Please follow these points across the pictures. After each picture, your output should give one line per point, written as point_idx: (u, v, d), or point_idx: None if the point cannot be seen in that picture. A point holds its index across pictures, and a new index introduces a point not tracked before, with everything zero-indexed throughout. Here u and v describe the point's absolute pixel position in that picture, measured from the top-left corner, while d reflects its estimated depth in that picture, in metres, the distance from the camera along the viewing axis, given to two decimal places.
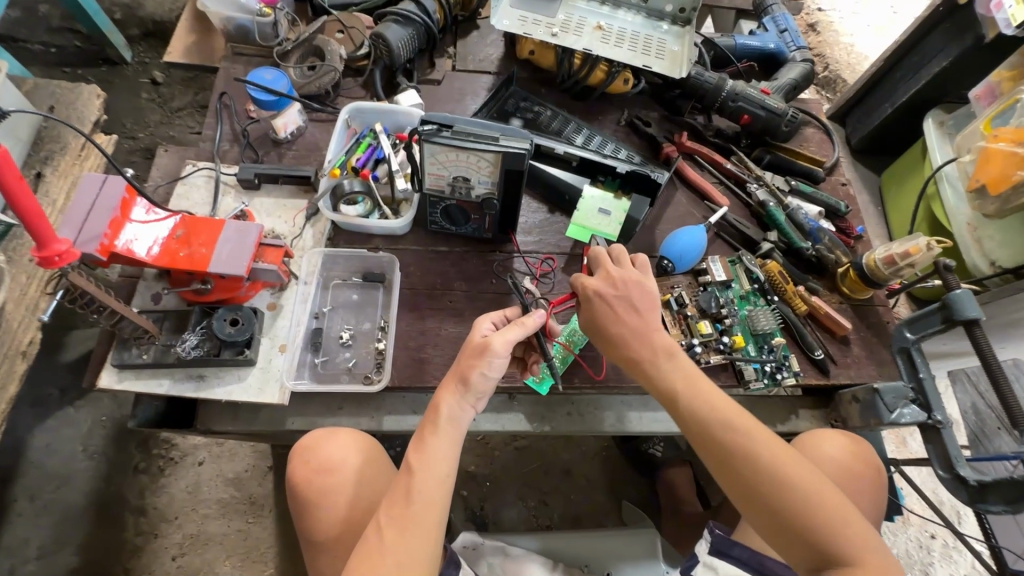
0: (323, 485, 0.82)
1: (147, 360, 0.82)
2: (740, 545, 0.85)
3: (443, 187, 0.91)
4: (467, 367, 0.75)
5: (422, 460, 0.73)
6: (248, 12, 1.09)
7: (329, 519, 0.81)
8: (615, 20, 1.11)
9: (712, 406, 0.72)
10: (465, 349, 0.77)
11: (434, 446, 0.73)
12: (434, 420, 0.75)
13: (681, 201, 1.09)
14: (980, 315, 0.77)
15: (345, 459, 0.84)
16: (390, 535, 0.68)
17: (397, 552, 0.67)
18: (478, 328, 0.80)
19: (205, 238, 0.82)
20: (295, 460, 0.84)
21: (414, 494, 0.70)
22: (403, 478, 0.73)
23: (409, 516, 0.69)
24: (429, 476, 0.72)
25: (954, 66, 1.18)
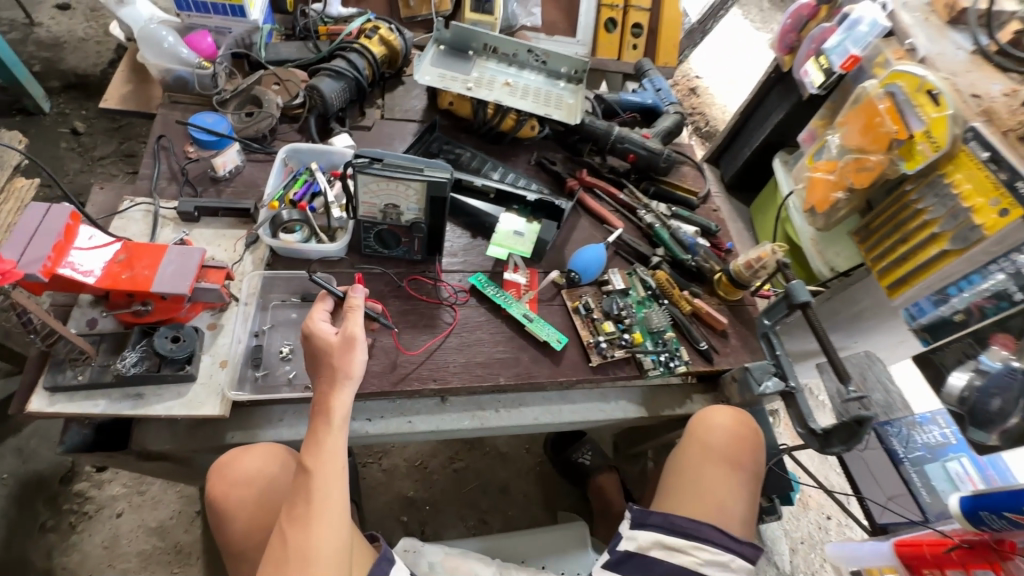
0: (238, 497, 0.86)
1: (81, 382, 0.84)
2: (654, 513, 0.93)
3: (376, 213, 1.03)
4: (343, 363, 0.84)
5: (317, 459, 0.77)
6: (188, 65, 1.19)
7: (245, 523, 0.85)
8: (520, 79, 1.32)
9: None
10: (326, 351, 0.84)
11: (330, 444, 0.78)
12: (326, 417, 0.80)
13: (585, 225, 1.28)
14: (811, 299, 0.99)
15: (258, 470, 0.87)
16: (295, 535, 0.72)
17: (302, 548, 0.71)
18: (318, 321, 0.88)
19: (148, 261, 0.88)
20: (213, 476, 0.87)
21: (312, 493, 0.75)
22: (301, 479, 0.76)
23: (318, 513, 0.73)
24: (327, 472, 0.76)
25: (788, 118, 1.50)
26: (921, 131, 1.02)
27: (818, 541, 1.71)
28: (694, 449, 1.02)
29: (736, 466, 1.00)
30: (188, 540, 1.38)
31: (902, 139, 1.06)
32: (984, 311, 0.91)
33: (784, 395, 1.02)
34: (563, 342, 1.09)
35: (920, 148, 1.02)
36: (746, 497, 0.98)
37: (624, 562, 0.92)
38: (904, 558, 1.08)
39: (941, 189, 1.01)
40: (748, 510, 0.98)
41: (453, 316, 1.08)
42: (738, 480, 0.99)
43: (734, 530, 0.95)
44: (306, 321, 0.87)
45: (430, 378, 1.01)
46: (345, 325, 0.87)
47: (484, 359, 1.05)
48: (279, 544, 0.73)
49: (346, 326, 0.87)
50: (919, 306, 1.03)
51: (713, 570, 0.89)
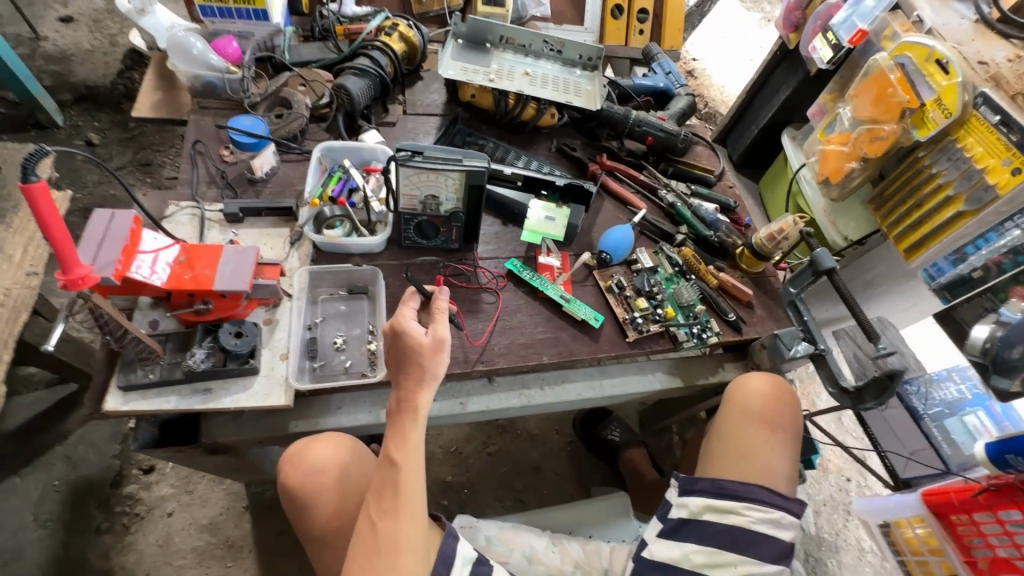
0: (313, 486, 0.91)
1: (153, 379, 0.87)
2: (701, 480, 0.99)
3: (416, 205, 1.06)
4: (430, 363, 0.93)
5: (403, 454, 0.89)
6: (216, 70, 1.22)
7: (321, 509, 0.91)
8: (538, 68, 1.35)
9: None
10: (418, 351, 0.92)
11: (412, 441, 0.90)
12: (412, 416, 0.91)
13: (609, 208, 1.32)
14: (836, 266, 1.04)
15: (328, 456, 0.92)
16: (384, 523, 0.85)
17: (391, 535, 0.84)
18: (406, 319, 0.95)
19: (207, 261, 0.91)
20: (286, 466, 0.93)
21: (400, 487, 0.87)
22: (388, 471, 0.88)
23: (405, 507, 0.86)
24: (411, 468, 0.89)
25: (796, 94, 1.54)
26: (933, 99, 1.07)
27: (841, 503, 1.77)
28: (733, 416, 1.07)
29: (774, 428, 1.05)
30: (239, 534, 1.42)
31: (913, 108, 1.11)
32: (1001, 267, 0.97)
33: (815, 358, 1.07)
34: (600, 320, 1.14)
35: (932, 115, 1.07)
36: (787, 456, 1.04)
37: (680, 528, 0.98)
38: (932, 506, 1.14)
39: (953, 154, 1.06)
40: (792, 468, 1.03)
41: (494, 301, 1.13)
42: (778, 440, 1.05)
43: (780, 489, 1.00)
44: (395, 320, 0.94)
45: (477, 361, 1.05)
46: (432, 328, 0.96)
47: (526, 340, 1.10)
48: (368, 529, 0.86)
49: (434, 329, 0.95)
50: (938, 267, 1.10)
51: (765, 527, 0.95)
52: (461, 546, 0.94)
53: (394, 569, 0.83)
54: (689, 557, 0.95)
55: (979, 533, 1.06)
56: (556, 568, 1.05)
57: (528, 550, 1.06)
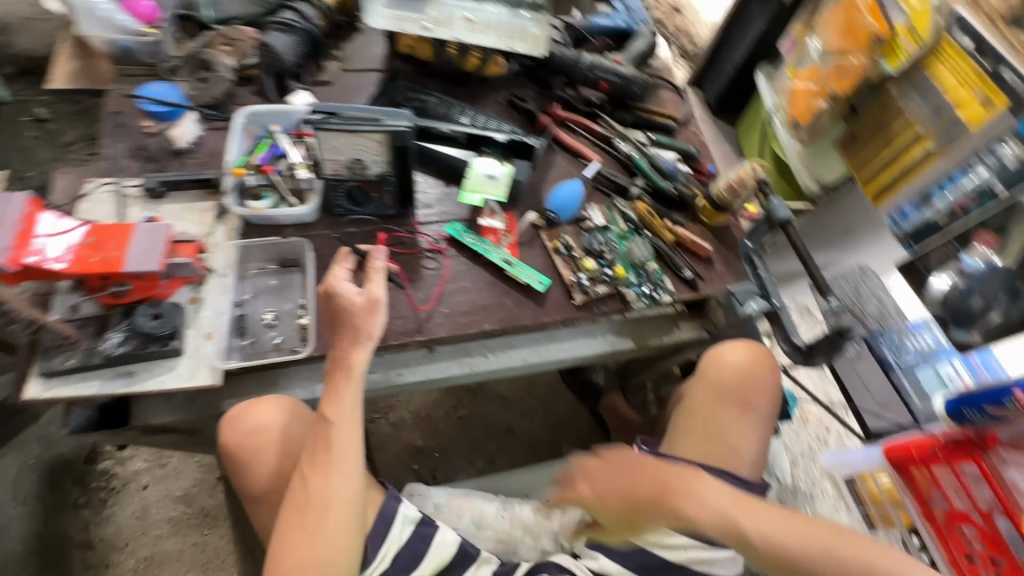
0: (253, 444, 0.89)
1: (72, 365, 0.86)
2: (663, 456, 0.99)
3: (341, 170, 1.00)
4: (362, 324, 0.88)
5: (336, 412, 0.85)
6: (129, 32, 1.15)
7: (261, 474, 0.90)
8: (480, 11, 1.24)
9: (727, 500, 0.79)
10: (350, 311, 0.88)
11: (343, 397, 0.86)
12: (345, 373, 0.87)
13: (561, 162, 1.24)
14: (791, 217, 0.98)
15: (271, 424, 0.89)
16: (315, 478, 0.82)
17: (322, 491, 0.82)
18: (338, 281, 0.91)
19: (117, 242, 0.87)
20: (224, 426, 0.89)
21: (333, 444, 0.84)
22: (321, 428, 0.85)
23: (337, 462, 0.83)
24: (345, 424, 0.85)
25: (771, 26, 1.42)
26: (905, 26, 0.96)
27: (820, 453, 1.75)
28: (706, 389, 1.06)
29: (744, 408, 1.05)
30: (213, 504, 1.45)
31: (884, 37, 1.00)
32: (967, 211, 0.92)
33: (770, 315, 1.03)
34: (545, 284, 1.09)
35: (904, 43, 0.97)
36: (757, 434, 1.04)
37: None
38: (895, 461, 1.09)
39: (926, 87, 0.96)
40: (759, 453, 1.04)
41: (436, 267, 1.08)
42: (747, 421, 1.04)
43: (743, 472, 1.01)
44: (327, 281, 0.90)
45: (415, 331, 1.02)
46: (367, 287, 0.91)
47: (467, 307, 1.06)
48: (300, 485, 0.83)
49: (370, 287, 0.90)
50: (901, 211, 1.03)
51: None
52: (403, 508, 0.93)
53: (324, 525, 0.80)
54: (642, 533, 0.96)
55: (937, 486, 1.03)
56: (505, 533, 1.06)
57: (476, 516, 1.06)
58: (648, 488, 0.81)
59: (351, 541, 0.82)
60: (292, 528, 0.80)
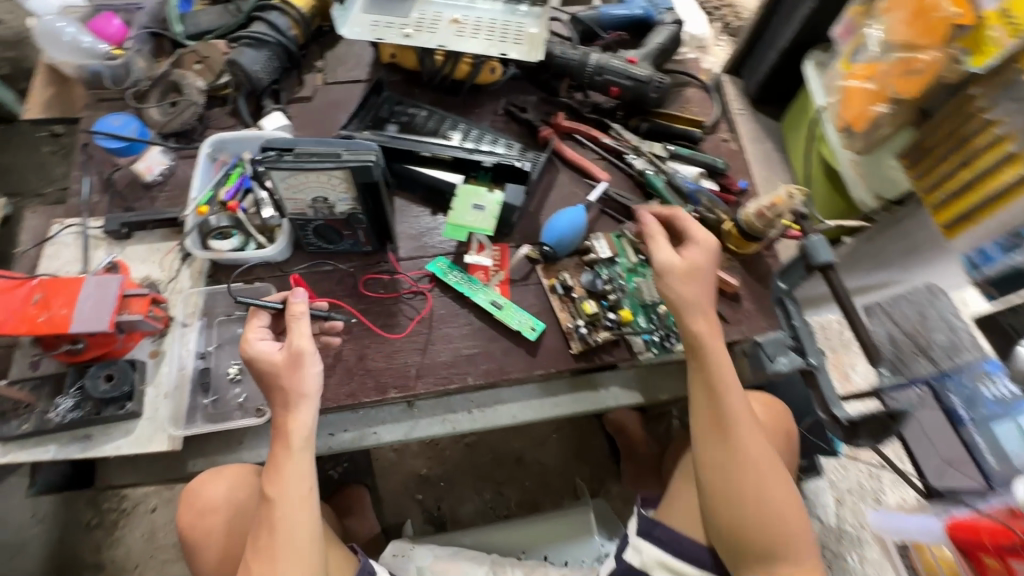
0: (205, 526, 0.84)
1: (27, 430, 0.81)
2: (661, 525, 0.85)
3: (306, 209, 0.90)
4: (289, 386, 0.79)
5: (280, 489, 0.76)
6: (97, 57, 1.07)
7: (218, 559, 0.84)
8: (471, 11, 1.09)
9: (724, 361, 0.81)
10: (274, 373, 0.78)
11: (286, 471, 0.76)
12: (285, 443, 0.78)
13: (564, 182, 1.10)
14: (834, 260, 0.79)
15: (226, 497, 0.84)
16: (260, 567, 0.72)
17: None
18: (260, 342, 0.81)
19: (65, 298, 0.81)
20: (181, 504, 0.85)
21: (277, 525, 0.74)
22: (264, 509, 0.76)
23: (281, 546, 0.73)
24: (290, 502, 0.76)
25: (821, 7, 1.18)
26: (996, 10, 0.78)
27: (871, 492, 1.55)
28: None
29: None
30: None
31: (966, 26, 0.81)
32: None
33: (803, 375, 0.85)
34: (538, 330, 0.96)
35: (993, 34, 0.78)
36: None
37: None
38: (959, 541, 0.93)
39: (1022, 91, 0.80)
40: None
41: (418, 309, 0.98)
42: None
43: None
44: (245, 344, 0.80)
45: (391, 387, 0.92)
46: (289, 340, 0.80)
47: (449, 357, 0.95)
48: None
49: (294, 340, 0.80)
50: (984, 254, 0.90)
51: None
52: None
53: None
54: None
55: None
56: None
57: None
58: (698, 294, 0.83)
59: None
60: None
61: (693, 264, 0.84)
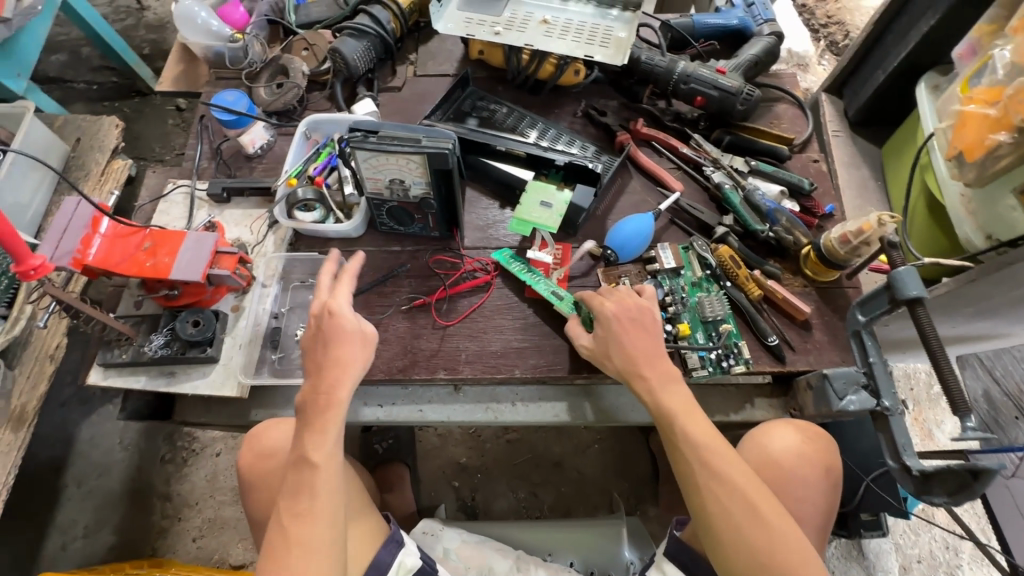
0: (264, 468, 0.88)
1: (124, 359, 0.92)
2: (688, 551, 0.86)
3: (382, 189, 0.95)
4: (344, 354, 0.77)
5: (323, 453, 0.72)
6: (221, 38, 1.19)
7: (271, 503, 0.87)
8: (562, 13, 1.11)
9: (673, 407, 0.79)
10: (340, 335, 0.77)
11: (327, 435, 0.73)
12: (335, 410, 0.75)
13: (635, 188, 1.08)
14: (924, 295, 0.72)
15: (283, 446, 0.88)
16: (294, 529, 0.68)
17: (303, 543, 0.67)
18: (340, 298, 0.80)
19: (169, 248, 0.91)
20: (245, 446, 0.90)
21: (319, 489, 0.70)
22: (302, 472, 0.71)
23: (301, 507, 0.69)
24: (332, 468, 0.72)
25: (945, 24, 1.08)
26: None
27: (944, 565, 1.39)
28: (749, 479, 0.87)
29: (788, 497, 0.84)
30: None
31: None
32: None
33: (873, 417, 0.79)
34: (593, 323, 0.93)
35: None
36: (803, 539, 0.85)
37: None
38: None
39: None
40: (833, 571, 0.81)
41: (473, 303, 0.99)
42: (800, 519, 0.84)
43: None
44: (327, 302, 0.80)
45: (441, 368, 0.95)
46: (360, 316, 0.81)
47: (499, 348, 0.96)
48: (275, 537, 0.68)
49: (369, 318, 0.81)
50: None
51: None
52: (400, 557, 0.89)
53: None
54: None
55: None
56: None
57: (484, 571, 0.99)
58: (626, 339, 0.83)
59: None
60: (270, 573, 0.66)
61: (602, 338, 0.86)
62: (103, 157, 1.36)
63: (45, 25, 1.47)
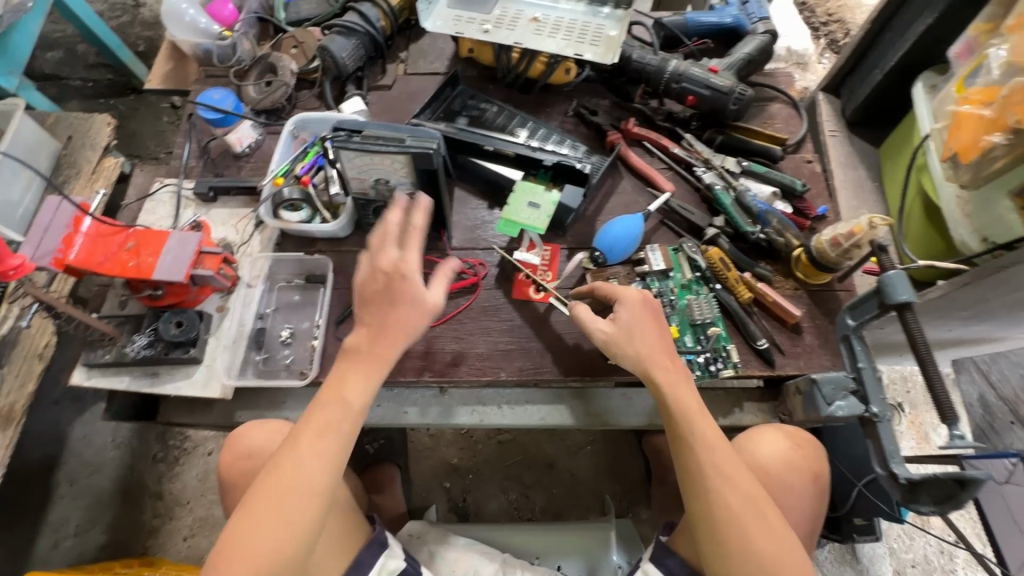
0: (245, 470, 0.87)
1: (108, 360, 0.92)
2: (673, 557, 0.85)
3: (368, 189, 0.94)
4: (403, 318, 0.76)
5: (352, 395, 0.74)
6: (210, 36, 1.18)
7: None
8: (553, 11, 1.09)
9: (688, 400, 0.78)
10: (408, 299, 0.77)
11: (362, 380, 0.74)
12: (380, 364, 0.75)
13: (625, 189, 1.07)
14: (913, 300, 0.71)
15: (265, 448, 0.87)
16: (304, 458, 0.69)
17: (305, 480, 0.68)
18: (408, 260, 0.78)
19: (152, 248, 0.90)
20: (227, 447, 0.90)
21: (338, 426, 0.72)
22: (330, 406, 0.73)
23: (310, 442, 0.70)
24: (353, 410, 0.73)
25: (942, 22, 1.07)
26: None
27: (939, 570, 1.37)
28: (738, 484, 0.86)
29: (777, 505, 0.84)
30: None
31: None
32: None
33: (862, 423, 0.77)
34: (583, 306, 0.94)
35: None
36: None
37: None
38: None
39: None
40: None
41: (460, 304, 0.98)
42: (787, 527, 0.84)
43: None
44: (401, 263, 0.77)
45: (426, 370, 0.94)
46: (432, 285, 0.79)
47: (485, 350, 0.95)
48: (283, 455, 0.70)
49: (435, 289, 0.79)
50: None
51: None
52: (383, 560, 0.88)
53: (291, 509, 0.67)
54: None
55: None
56: None
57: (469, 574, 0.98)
58: (647, 334, 0.81)
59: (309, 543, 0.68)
60: (264, 502, 0.67)
61: (621, 328, 0.82)
62: (93, 155, 1.35)
63: (37, 22, 1.46)
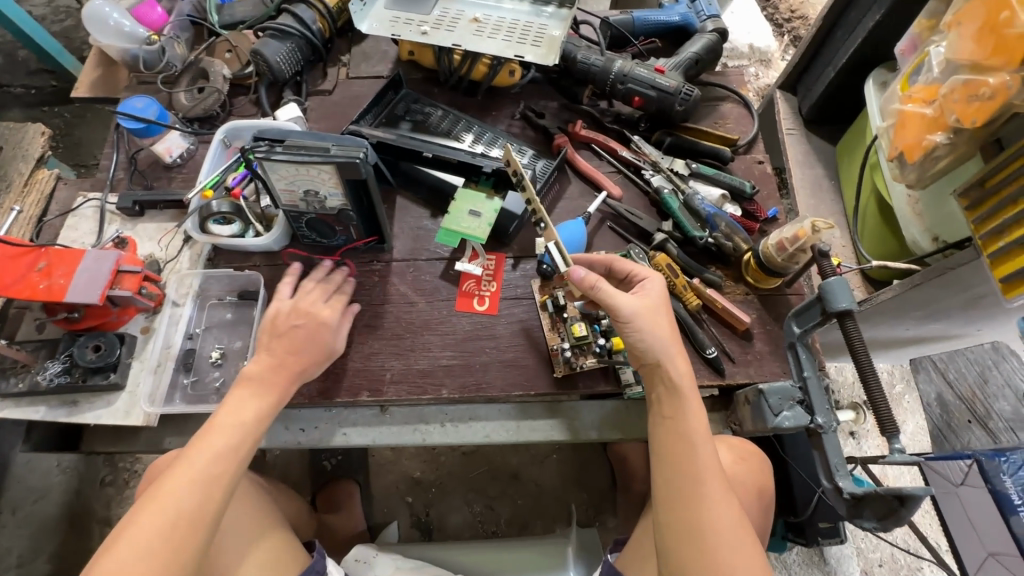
0: None
1: (19, 390, 0.86)
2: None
3: (298, 201, 0.89)
4: (309, 363, 0.82)
5: (251, 416, 0.75)
6: (135, 39, 1.13)
7: None
8: (495, 11, 1.06)
9: (695, 417, 0.73)
10: (312, 340, 0.82)
11: (262, 406, 0.76)
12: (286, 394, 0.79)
13: (573, 194, 1.03)
14: (853, 307, 0.69)
15: None
16: (204, 476, 0.69)
17: (205, 503, 0.67)
18: (323, 309, 0.86)
19: (65, 268, 0.85)
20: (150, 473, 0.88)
21: (234, 446, 0.72)
22: (227, 426, 0.73)
23: (196, 465, 0.69)
24: (248, 431, 0.74)
25: (890, 18, 1.05)
26: None
27: (905, 569, 1.37)
28: None
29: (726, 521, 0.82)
30: None
31: None
32: None
33: (808, 434, 0.75)
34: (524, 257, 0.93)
35: None
36: None
37: None
38: None
39: None
40: None
41: (400, 319, 0.94)
42: None
43: None
44: (312, 309, 0.85)
45: (364, 390, 0.90)
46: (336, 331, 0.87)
47: (426, 367, 0.91)
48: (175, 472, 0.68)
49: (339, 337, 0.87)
50: None
51: None
52: None
53: (179, 529, 0.65)
54: None
55: None
56: None
57: None
58: (671, 348, 0.76)
59: (191, 573, 0.65)
60: (144, 530, 0.64)
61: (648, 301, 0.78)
62: None
63: None
